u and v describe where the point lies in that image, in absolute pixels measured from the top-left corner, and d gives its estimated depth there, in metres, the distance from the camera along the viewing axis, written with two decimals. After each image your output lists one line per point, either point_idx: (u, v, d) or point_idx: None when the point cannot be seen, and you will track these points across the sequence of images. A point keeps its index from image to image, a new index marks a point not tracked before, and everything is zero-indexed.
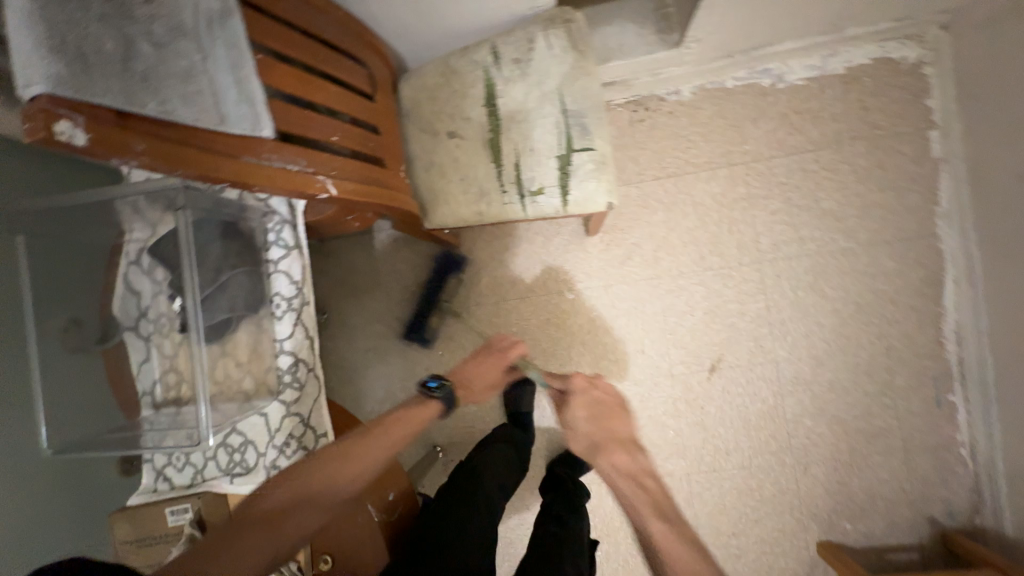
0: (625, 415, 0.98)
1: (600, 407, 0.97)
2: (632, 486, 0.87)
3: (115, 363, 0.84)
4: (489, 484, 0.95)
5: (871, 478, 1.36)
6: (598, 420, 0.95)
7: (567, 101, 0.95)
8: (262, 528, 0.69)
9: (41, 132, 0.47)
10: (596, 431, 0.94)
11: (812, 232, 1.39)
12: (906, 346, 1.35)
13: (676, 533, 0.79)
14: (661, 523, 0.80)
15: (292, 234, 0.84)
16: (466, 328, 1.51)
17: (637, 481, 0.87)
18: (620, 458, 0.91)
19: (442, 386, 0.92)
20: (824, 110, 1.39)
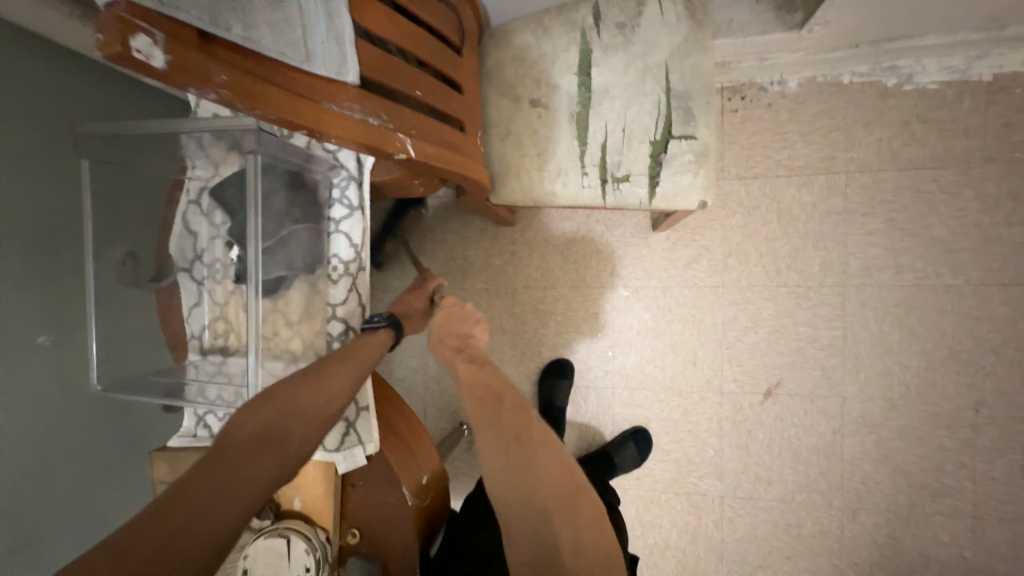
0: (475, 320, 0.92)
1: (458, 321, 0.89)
2: (451, 359, 0.85)
3: (167, 303, 0.82)
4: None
5: (927, 538, 1.24)
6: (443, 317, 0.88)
7: (672, 79, 0.84)
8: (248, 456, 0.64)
9: (116, 46, 0.39)
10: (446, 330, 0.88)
11: (913, 260, 1.23)
12: (1000, 404, 1.20)
13: (483, 386, 0.81)
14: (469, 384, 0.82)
15: (358, 193, 0.77)
16: (507, 310, 1.45)
17: (458, 354, 0.85)
18: (449, 339, 0.87)
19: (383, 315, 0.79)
20: (956, 123, 1.20)
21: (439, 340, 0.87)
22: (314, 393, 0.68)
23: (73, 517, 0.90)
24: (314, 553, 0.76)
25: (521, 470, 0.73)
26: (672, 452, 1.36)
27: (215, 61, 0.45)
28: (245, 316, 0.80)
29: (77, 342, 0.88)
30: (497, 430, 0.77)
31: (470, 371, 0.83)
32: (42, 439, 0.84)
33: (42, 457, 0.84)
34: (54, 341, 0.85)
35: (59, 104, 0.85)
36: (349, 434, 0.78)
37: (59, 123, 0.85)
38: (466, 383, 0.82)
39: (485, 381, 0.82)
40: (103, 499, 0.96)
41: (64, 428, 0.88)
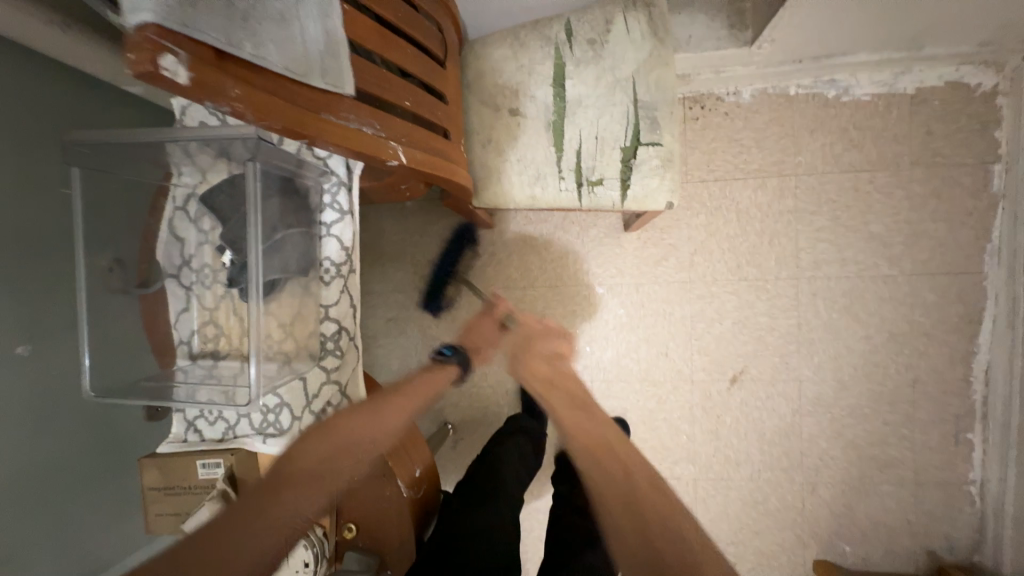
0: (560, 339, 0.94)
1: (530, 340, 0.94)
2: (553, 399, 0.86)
3: (153, 308, 0.82)
4: (511, 477, 0.97)
5: (876, 505, 1.37)
6: (524, 342, 0.94)
7: (639, 91, 0.91)
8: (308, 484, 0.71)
9: (146, 65, 0.42)
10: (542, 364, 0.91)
11: (855, 254, 1.36)
12: (933, 380, 1.34)
13: (599, 432, 0.79)
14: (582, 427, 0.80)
15: (348, 198, 0.81)
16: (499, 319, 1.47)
17: (556, 391, 0.87)
18: (540, 372, 0.90)
19: (457, 351, 0.97)
20: (887, 130, 1.34)
21: (531, 371, 0.91)
22: (375, 419, 0.78)
23: (55, 529, 0.91)
24: (312, 547, 0.82)
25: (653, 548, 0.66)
26: (649, 439, 1.44)
27: (229, 77, 0.48)
28: (237, 319, 0.81)
29: (54, 352, 0.91)
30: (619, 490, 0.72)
31: (578, 414, 0.82)
32: (23, 451, 0.86)
33: (23, 468, 0.86)
34: (32, 351, 0.87)
35: (38, 120, 0.88)
36: None
37: (37, 140, 0.87)
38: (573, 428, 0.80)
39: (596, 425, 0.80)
40: (84, 509, 0.96)
41: (44, 439, 0.89)
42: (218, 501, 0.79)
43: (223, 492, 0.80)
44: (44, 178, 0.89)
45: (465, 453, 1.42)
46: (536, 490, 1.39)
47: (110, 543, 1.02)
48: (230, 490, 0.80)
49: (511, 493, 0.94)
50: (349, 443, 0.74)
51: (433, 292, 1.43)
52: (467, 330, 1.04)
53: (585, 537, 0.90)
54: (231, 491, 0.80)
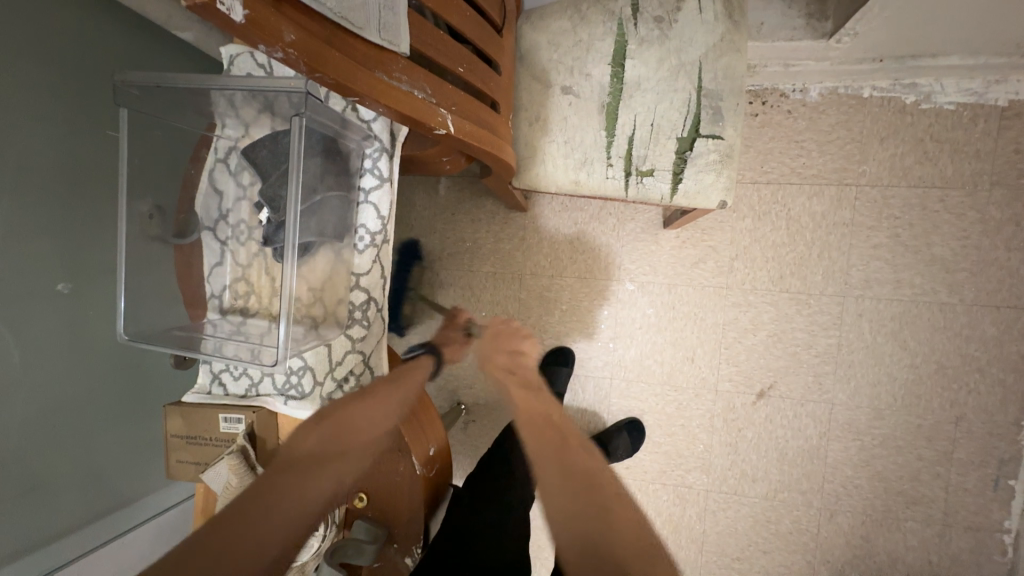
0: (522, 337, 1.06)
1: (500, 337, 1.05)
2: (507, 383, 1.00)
3: (186, 260, 0.82)
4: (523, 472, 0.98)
5: (898, 541, 1.30)
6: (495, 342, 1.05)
7: (705, 77, 0.85)
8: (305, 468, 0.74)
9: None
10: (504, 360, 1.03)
11: (912, 277, 1.27)
12: (980, 420, 1.25)
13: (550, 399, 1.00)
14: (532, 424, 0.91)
15: (388, 165, 0.78)
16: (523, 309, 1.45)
17: (513, 378, 1.00)
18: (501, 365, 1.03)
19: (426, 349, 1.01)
20: (968, 145, 1.22)
21: (493, 363, 1.04)
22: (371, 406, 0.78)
23: (79, 462, 0.94)
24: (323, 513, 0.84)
25: (584, 501, 0.77)
26: (663, 444, 1.40)
27: (287, 20, 0.45)
28: (269, 278, 0.80)
29: (91, 292, 0.93)
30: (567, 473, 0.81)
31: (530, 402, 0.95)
32: (62, 383, 0.90)
33: (54, 401, 0.89)
34: (71, 290, 0.90)
35: (90, 64, 0.89)
36: None
37: (85, 84, 0.89)
38: (524, 411, 0.93)
39: (546, 412, 0.94)
40: (107, 447, 1.00)
41: (76, 374, 0.92)
42: (234, 458, 0.79)
43: (241, 448, 0.81)
44: (89, 121, 0.90)
45: (474, 436, 1.43)
46: None
47: (133, 480, 1.06)
48: (247, 448, 0.80)
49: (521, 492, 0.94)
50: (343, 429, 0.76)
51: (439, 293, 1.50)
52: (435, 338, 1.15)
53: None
54: (249, 450, 0.81)
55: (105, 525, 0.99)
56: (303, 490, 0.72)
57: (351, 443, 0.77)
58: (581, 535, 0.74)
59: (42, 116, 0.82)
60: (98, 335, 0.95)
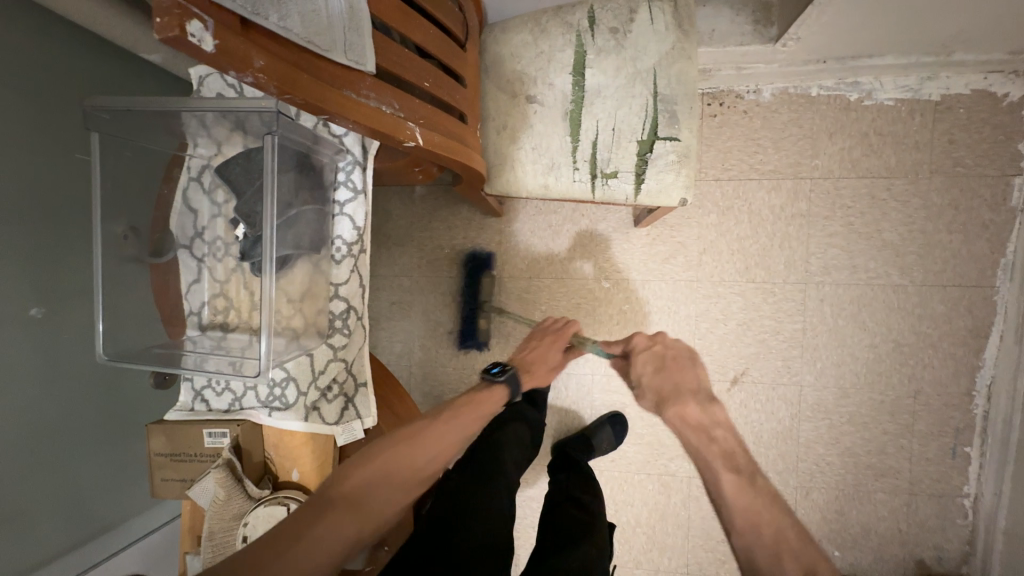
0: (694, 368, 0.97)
1: (662, 360, 0.99)
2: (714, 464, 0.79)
3: (163, 278, 0.82)
4: (509, 461, 1.00)
5: (870, 513, 1.37)
6: (660, 369, 0.97)
7: (660, 84, 0.90)
8: (346, 507, 0.71)
9: (174, 30, 0.42)
10: (663, 383, 0.95)
11: (866, 261, 1.35)
12: (936, 392, 1.34)
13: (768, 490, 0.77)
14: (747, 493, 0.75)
15: (362, 177, 0.80)
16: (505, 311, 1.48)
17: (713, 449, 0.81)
18: (691, 416, 0.87)
19: (505, 371, 1.00)
20: (908, 137, 1.32)
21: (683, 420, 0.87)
22: (425, 442, 0.82)
23: (58, 489, 0.93)
24: None
25: None
26: (646, 436, 1.44)
27: (254, 46, 0.48)
28: (248, 293, 0.82)
29: (65, 316, 0.92)
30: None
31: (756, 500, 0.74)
32: (37, 411, 0.89)
33: (32, 428, 0.88)
34: (45, 314, 0.89)
35: (56, 88, 0.89)
36: (348, 409, 0.83)
37: (51, 109, 0.88)
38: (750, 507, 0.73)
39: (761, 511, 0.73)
40: (88, 473, 0.98)
41: (52, 400, 0.91)
42: (223, 469, 0.80)
43: (228, 460, 0.82)
44: (60, 146, 0.90)
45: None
46: (532, 477, 1.44)
47: (118, 503, 1.05)
48: (234, 458, 0.81)
49: (507, 479, 0.96)
50: (378, 476, 0.75)
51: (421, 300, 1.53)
52: (528, 349, 1.09)
53: (575, 533, 0.90)
54: (235, 461, 0.82)
55: (90, 551, 0.98)
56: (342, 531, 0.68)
57: (398, 480, 0.77)
58: None
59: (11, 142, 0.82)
60: (73, 359, 0.94)
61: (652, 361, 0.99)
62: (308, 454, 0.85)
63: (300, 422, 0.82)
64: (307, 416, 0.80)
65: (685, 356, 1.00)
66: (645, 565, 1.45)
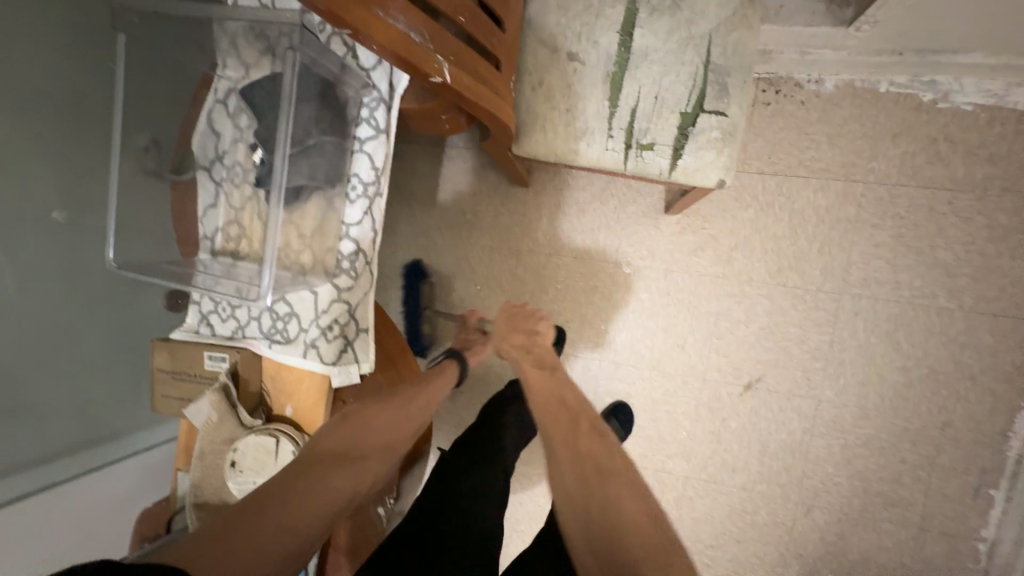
0: (536, 317, 1.04)
1: (516, 323, 1.02)
2: (521, 361, 0.95)
3: (182, 197, 0.83)
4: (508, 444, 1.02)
5: (873, 542, 1.31)
6: (513, 331, 1.01)
7: (713, 51, 0.83)
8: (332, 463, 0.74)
9: None
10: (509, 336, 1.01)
11: (912, 278, 1.25)
12: (967, 428, 1.25)
13: (560, 383, 0.91)
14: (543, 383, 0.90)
15: (385, 116, 0.77)
16: (518, 286, 1.46)
17: (527, 357, 0.96)
18: (518, 349, 0.98)
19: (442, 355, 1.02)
20: (982, 148, 1.20)
21: (512, 353, 0.98)
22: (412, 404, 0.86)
23: (63, 382, 1.02)
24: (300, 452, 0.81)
25: (599, 502, 0.72)
26: (646, 429, 1.41)
27: None
28: (259, 223, 0.80)
29: (85, 222, 1.00)
30: (587, 519, 0.72)
31: (546, 384, 0.90)
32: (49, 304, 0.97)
33: (44, 320, 0.97)
34: (65, 218, 0.97)
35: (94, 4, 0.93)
36: (346, 351, 0.82)
37: (89, 26, 0.93)
38: (538, 391, 0.89)
39: (552, 392, 0.88)
40: (93, 374, 1.07)
41: (67, 296, 1.00)
42: (219, 392, 0.83)
43: (224, 384, 0.84)
44: (87, 60, 0.94)
45: (463, 408, 1.44)
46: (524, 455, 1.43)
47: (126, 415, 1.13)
48: (230, 384, 0.83)
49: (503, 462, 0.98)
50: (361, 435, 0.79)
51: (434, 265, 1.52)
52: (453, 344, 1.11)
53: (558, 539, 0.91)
54: (230, 387, 0.84)
55: (94, 456, 1.07)
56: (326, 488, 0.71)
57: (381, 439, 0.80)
58: (593, 531, 0.71)
59: (54, 53, 0.90)
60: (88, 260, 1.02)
61: (503, 321, 1.03)
62: (301, 392, 0.86)
63: (299, 358, 0.83)
64: (305, 353, 0.80)
65: (534, 315, 1.04)
66: None
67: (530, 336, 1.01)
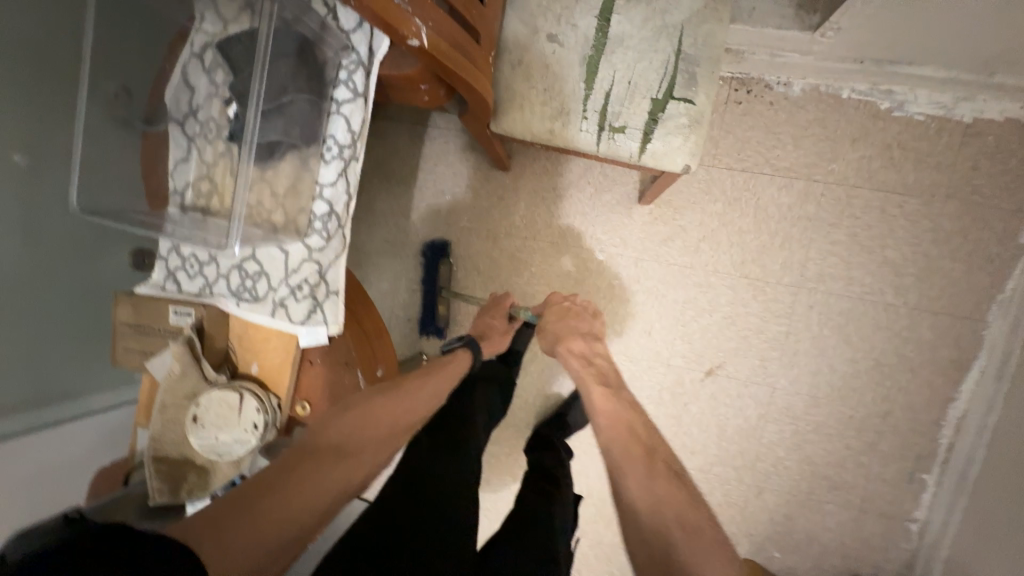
0: (592, 318, 1.11)
1: (567, 315, 1.10)
2: (584, 374, 1.00)
3: (153, 150, 0.82)
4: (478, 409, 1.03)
5: (817, 522, 1.39)
6: (562, 321, 1.09)
7: (684, 42, 0.87)
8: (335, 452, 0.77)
9: None
10: (560, 330, 1.07)
11: (863, 275, 1.33)
12: (906, 416, 1.34)
13: (634, 413, 0.92)
14: (613, 406, 0.92)
15: (364, 80, 0.77)
16: (494, 268, 1.48)
17: (591, 371, 1.00)
18: (576, 354, 1.03)
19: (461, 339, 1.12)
20: (931, 156, 1.28)
21: (572, 359, 1.03)
22: (410, 403, 0.91)
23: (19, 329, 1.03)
24: (264, 413, 0.88)
25: (676, 543, 0.70)
26: None
27: None
28: (231, 179, 0.80)
29: (49, 168, 1.02)
30: (658, 558, 0.69)
31: (616, 406, 0.93)
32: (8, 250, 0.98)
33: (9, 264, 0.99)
34: (28, 164, 0.98)
35: None
36: (315, 313, 0.83)
37: None
38: (606, 413, 0.91)
39: (622, 420, 0.90)
40: (52, 324, 1.09)
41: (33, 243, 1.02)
42: (182, 343, 0.87)
43: (188, 338, 0.88)
44: (61, 9, 0.95)
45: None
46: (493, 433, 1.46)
47: (87, 374, 1.16)
48: (194, 337, 0.88)
49: (476, 445, 0.95)
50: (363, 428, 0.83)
51: (412, 244, 1.52)
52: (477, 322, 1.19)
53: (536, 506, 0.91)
54: (194, 341, 0.88)
55: (54, 411, 1.09)
56: (328, 474, 0.74)
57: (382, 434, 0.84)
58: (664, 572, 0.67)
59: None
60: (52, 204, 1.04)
61: (558, 312, 1.11)
62: (264, 348, 0.91)
63: (266, 315, 0.86)
64: (272, 310, 0.83)
65: (591, 312, 1.12)
66: (588, 535, 1.48)
67: (587, 341, 1.07)
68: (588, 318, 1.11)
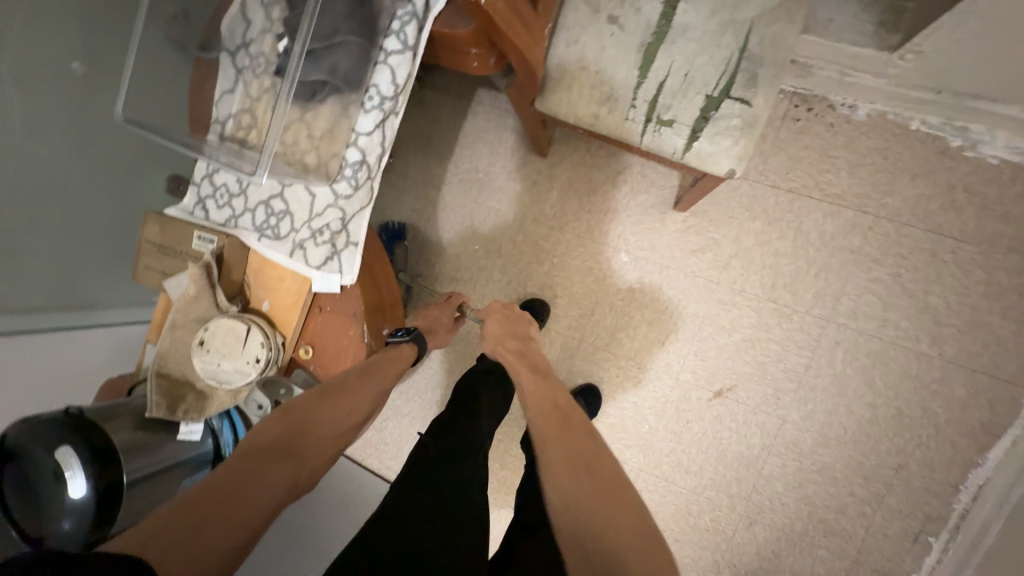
0: (526, 320, 1.07)
1: (509, 321, 1.04)
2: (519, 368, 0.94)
3: (202, 77, 0.84)
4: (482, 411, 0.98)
5: (806, 565, 1.33)
6: (505, 324, 1.03)
7: (751, 40, 0.83)
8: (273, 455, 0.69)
9: None
10: (498, 330, 1.01)
11: (900, 319, 1.26)
12: (921, 473, 1.26)
13: (561, 395, 0.89)
14: (541, 388, 0.90)
15: (415, 33, 0.76)
16: (515, 253, 1.46)
17: (523, 362, 0.95)
18: (513, 352, 0.98)
19: (408, 330, 0.98)
20: (998, 204, 1.20)
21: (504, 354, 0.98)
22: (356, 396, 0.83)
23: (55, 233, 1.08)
24: (269, 350, 0.90)
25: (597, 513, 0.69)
26: (609, 416, 1.43)
27: None
28: (271, 115, 0.80)
29: (102, 82, 1.05)
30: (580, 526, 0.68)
31: (546, 388, 0.90)
32: (55, 156, 1.03)
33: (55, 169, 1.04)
34: (85, 73, 1.02)
35: None
36: (332, 259, 0.86)
37: None
38: (535, 396, 0.87)
39: (549, 399, 0.87)
40: (85, 233, 1.13)
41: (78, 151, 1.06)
42: (200, 268, 0.89)
43: (207, 262, 0.91)
44: None
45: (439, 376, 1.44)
46: None
47: (108, 289, 1.22)
48: (212, 264, 0.91)
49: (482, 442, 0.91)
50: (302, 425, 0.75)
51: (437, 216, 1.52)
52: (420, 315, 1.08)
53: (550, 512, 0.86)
54: (212, 267, 0.91)
55: (66, 317, 1.13)
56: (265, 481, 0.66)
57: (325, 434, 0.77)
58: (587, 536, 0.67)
59: None
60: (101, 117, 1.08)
61: (502, 317, 1.04)
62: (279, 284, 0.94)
63: (284, 254, 0.87)
64: (291, 250, 0.84)
65: (528, 318, 1.07)
66: None
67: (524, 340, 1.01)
68: (526, 322, 1.06)
